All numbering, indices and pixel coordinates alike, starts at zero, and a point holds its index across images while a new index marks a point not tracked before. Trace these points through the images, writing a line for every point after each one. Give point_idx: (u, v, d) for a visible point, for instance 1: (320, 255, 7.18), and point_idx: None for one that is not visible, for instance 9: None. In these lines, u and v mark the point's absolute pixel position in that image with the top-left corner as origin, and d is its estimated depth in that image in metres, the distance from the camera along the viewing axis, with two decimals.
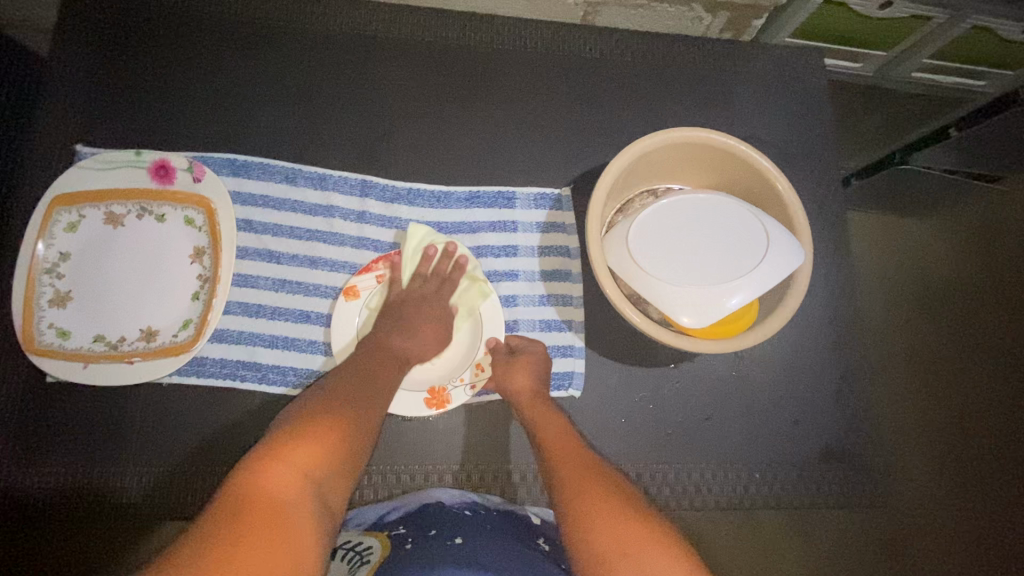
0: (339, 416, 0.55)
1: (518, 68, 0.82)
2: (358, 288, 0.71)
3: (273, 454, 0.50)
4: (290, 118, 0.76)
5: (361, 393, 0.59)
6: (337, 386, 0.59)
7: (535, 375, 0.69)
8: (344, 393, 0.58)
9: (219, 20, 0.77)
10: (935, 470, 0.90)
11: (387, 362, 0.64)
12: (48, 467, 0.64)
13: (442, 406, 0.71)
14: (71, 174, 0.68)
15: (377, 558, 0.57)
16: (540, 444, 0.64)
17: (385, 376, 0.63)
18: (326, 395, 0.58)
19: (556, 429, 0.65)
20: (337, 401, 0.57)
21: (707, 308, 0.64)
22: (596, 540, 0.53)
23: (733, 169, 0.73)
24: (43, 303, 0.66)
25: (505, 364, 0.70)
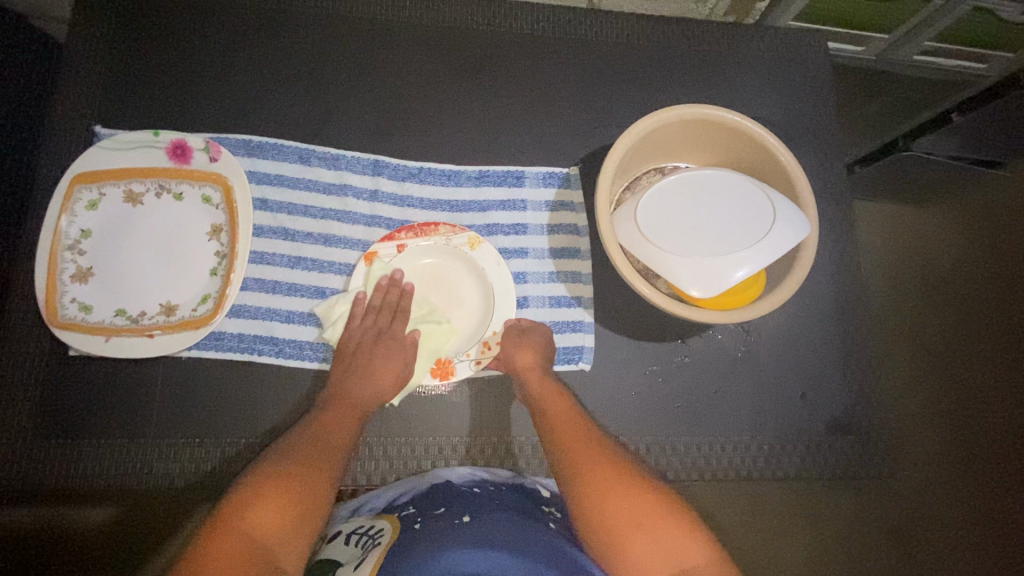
0: (293, 482, 0.56)
1: (525, 50, 0.84)
2: (379, 255, 0.73)
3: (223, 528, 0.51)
4: (303, 101, 0.77)
5: (325, 453, 0.60)
6: (296, 448, 0.60)
7: (540, 355, 0.70)
8: (308, 454, 0.59)
9: (232, 5, 0.79)
10: (939, 447, 0.91)
11: (339, 415, 0.64)
12: (73, 438, 0.66)
13: (445, 378, 0.72)
14: (92, 153, 0.69)
15: (388, 540, 0.58)
16: (539, 417, 0.66)
17: (337, 428, 0.63)
18: (294, 452, 0.59)
19: (562, 405, 0.66)
20: (294, 466, 0.58)
21: (717, 280, 0.65)
22: (609, 515, 0.55)
23: (739, 146, 0.74)
24: (66, 279, 0.67)
25: (514, 340, 0.71)
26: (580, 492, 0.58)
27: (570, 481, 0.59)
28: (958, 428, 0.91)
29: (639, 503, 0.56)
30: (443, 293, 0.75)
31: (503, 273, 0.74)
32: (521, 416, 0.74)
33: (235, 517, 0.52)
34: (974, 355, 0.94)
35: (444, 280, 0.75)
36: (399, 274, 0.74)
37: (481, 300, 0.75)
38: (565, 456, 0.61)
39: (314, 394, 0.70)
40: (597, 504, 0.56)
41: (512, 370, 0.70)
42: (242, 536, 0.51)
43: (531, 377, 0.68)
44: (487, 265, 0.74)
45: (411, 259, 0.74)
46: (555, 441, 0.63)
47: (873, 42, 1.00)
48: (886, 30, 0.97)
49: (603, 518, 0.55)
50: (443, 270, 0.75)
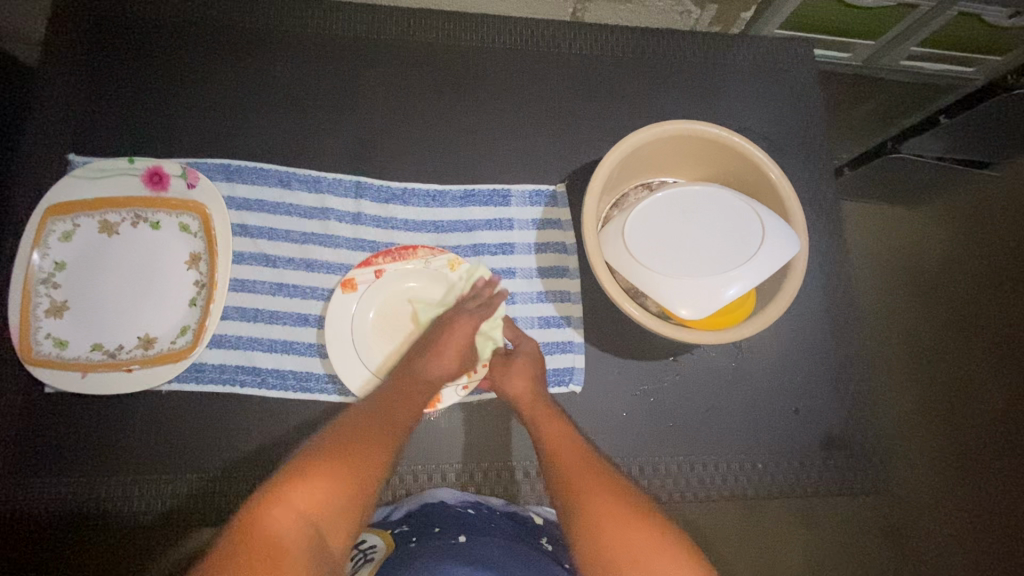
0: (350, 452, 0.54)
1: (508, 66, 0.82)
2: (356, 281, 0.71)
3: (284, 491, 0.49)
4: (284, 123, 0.76)
5: (383, 427, 0.59)
6: (356, 422, 0.59)
7: (530, 376, 0.69)
8: (367, 426, 0.58)
9: (207, 26, 0.77)
10: (936, 456, 0.91)
11: (411, 392, 0.64)
12: (49, 476, 0.64)
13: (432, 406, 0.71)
14: (65, 183, 0.68)
15: (380, 555, 0.57)
16: (538, 440, 0.64)
17: (406, 406, 0.63)
18: (353, 425, 0.58)
19: (557, 429, 0.64)
20: (351, 438, 0.56)
21: (706, 300, 0.64)
22: (606, 541, 0.52)
23: (726, 160, 0.74)
24: (40, 314, 0.65)
25: (503, 365, 0.70)
26: (578, 516, 0.55)
27: (567, 506, 0.57)
28: (952, 435, 0.91)
29: (642, 528, 0.53)
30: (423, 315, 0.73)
31: (489, 296, 0.73)
32: (513, 440, 0.73)
33: (297, 480, 0.51)
34: (968, 359, 0.95)
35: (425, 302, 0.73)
36: (381, 297, 0.72)
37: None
38: (564, 479, 0.59)
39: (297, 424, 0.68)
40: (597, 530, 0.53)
41: (503, 394, 0.69)
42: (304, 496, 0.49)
43: (526, 400, 0.67)
44: (468, 288, 0.74)
45: (389, 284, 0.73)
46: (554, 465, 0.61)
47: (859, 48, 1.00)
48: (873, 35, 0.97)
49: (604, 544, 0.52)
50: (424, 294, 0.74)
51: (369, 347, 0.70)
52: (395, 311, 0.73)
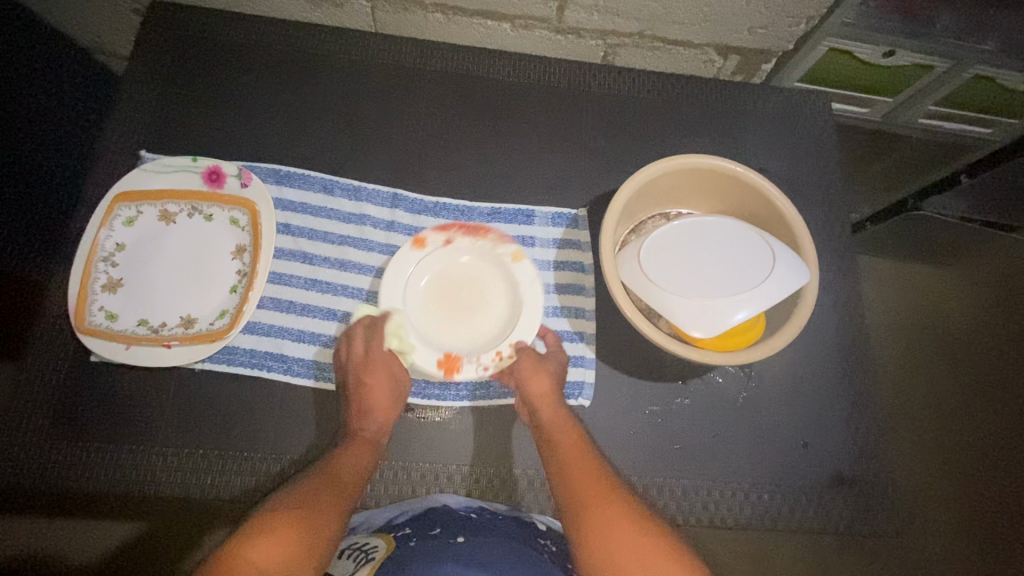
0: (301, 512, 0.56)
1: (541, 99, 0.89)
2: (426, 243, 0.75)
3: (239, 549, 0.51)
4: (334, 136, 0.83)
5: (329, 491, 0.60)
6: (300, 487, 0.60)
7: (553, 378, 0.70)
8: (311, 491, 0.59)
9: (276, 48, 0.86)
10: (934, 494, 1.01)
11: (355, 448, 0.66)
12: (86, 440, 0.68)
13: (449, 374, 0.71)
14: (134, 175, 0.75)
15: (381, 556, 0.60)
16: (547, 446, 0.66)
17: (355, 466, 0.64)
18: (298, 490, 0.59)
19: (570, 440, 0.65)
20: (297, 500, 0.58)
21: (716, 322, 0.67)
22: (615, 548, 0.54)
23: (742, 195, 0.77)
24: (96, 288, 0.71)
25: (533, 364, 0.70)
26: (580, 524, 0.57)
27: (576, 511, 0.58)
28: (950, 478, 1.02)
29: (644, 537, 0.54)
30: (474, 290, 0.75)
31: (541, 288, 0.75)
32: (518, 448, 0.74)
33: (252, 538, 0.52)
34: (971, 413, 1.06)
35: (480, 277, 0.76)
36: (440, 264, 0.75)
37: (509, 312, 0.74)
38: (570, 488, 0.60)
39: (318, 411, 0.72)
40: (601, 537, 0.55)
41: (523, 392, 0.70)
42: (263, 561, 0.50)
43: (543, 404, 0.68)
44: (524, 282, 0.74)
45: (454, 250, 0.76)
46: (565, 473, 0.62)
47: (877, 103, 1.05)
48: (891, 93, 1.02)
49: (610, 555, 0.54)
50: (482, 271, 0.76)
51: (416, 302, 0.73)
52: (448, 286, 0.75)
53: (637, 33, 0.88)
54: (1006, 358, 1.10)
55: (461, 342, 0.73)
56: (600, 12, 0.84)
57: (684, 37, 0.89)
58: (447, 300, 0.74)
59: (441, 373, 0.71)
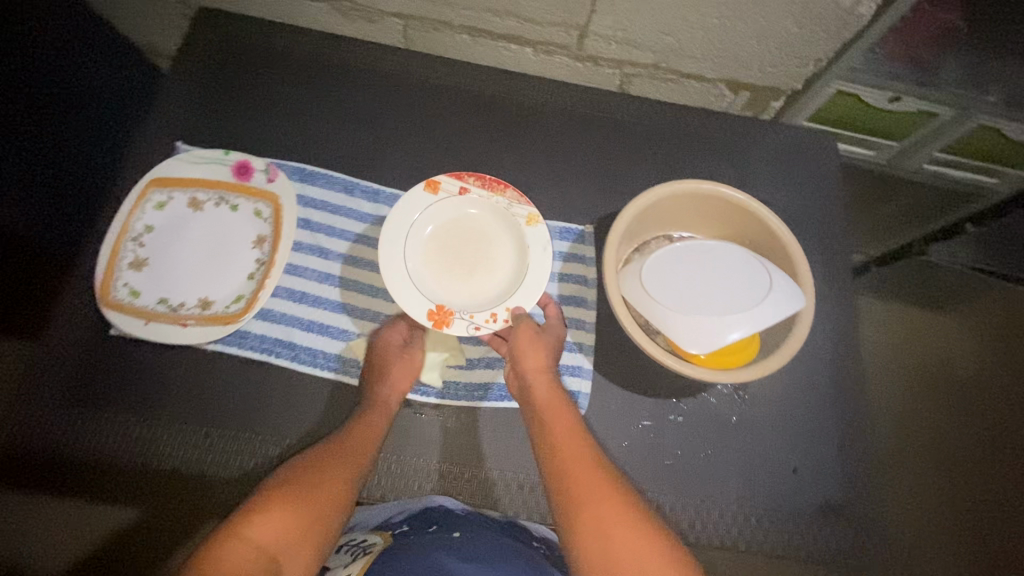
0: (305, 492, 0.59)
1: (557, 120, 0.93)
2: (439, 188, 0.76)
3: (243, 524, 0.54)
4: (357, 141, 0.88)
5: (338, 467, 0.63)
6: (311, 461, 0.63)
7: (547, 355, 0.73)
8: (319, 467, 0.62)
9: (310, 56, 0.91)
10: (930, 538, 0.99)
11: (370, 422, 0.69)
12: (101, 410, 0.72)
13: (437, 326, 0.71)
14: (169, 163, 0.79)
15: (377, 550, 0.63)
16: (536, 419, 0.68)
17: (368, 439, 0.67)
18: (308, 464, 0.62)
19: (564, 421, 0.67)
20: (305, 477, 0.61)
21: (711, 339, 0.69)
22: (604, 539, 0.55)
23: (744, 222, 0.80)
24: (123, 266, 0.75)
25: (531, 336, 0.73)
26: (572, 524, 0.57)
27: (565, 498, 0.60)
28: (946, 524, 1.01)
29: (639, 537, 0.55)
30: (477, 247, 0.77)
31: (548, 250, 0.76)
32: (511, 451, 0.75)
33: (255, 515, 0.55)
34: (971, 461, 1.05)
35: (484, 236, 0.78)
36: (449, 213, 0.77)
37: (510, 277, 0.76)
38: (560, 471, 0.62)
39: (320, 399, 0.75)
40: (593, 536, 0.56)
41: (520, 366, 0.73)
42: (267, 541, 0.54)
43: (538, 379, 0.71)
44: (531, 247, 0.75)
45: (463, 204, 0.77)
46: (556, 457, 0.63)
47: (883, 146, 1.08)
48: (897, 138, 1.05)
49: (598, 545, 0.55)
50: (487, 231, 0.78)
51: (417, 250, 0.74)
52: (452, 238, 0.77)
53: (652, 65, 0.93)
54: (1003, 408, 1.10)
55: (457, 298, 0.74)
56: (617, 42, 0.89)
57: (696, 70, 0.93)
58: (448, 253, 0.76)
59: (431, 324, 0.71)
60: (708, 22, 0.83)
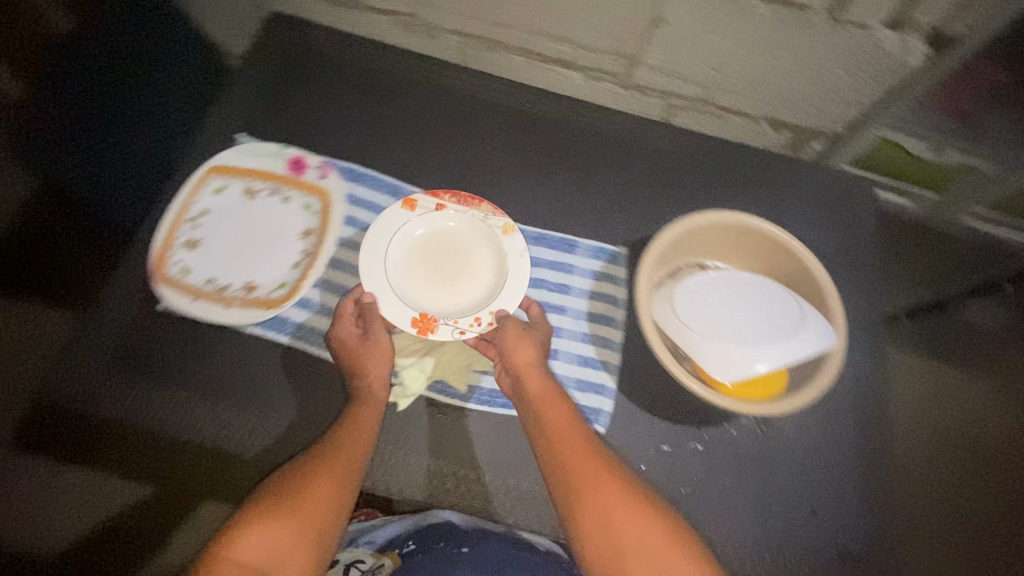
0: (294, 501, 0.59)
1: (599, 143, 0.96)
2: (416, 203, 0.80)
3: (231, 542, 0.54)
4: (406, 148, 0.91)
5: (331, 470, 0.63)
6: (303, 467, 0.63)
7: (536, 348, 0.74)
8: (311, 472, 0.62)
9: (369, 65, 0.96)
10: None
11: (365, 419, 0.69)
12: (141, 379, 0.76)
13: (423, 333, 0.73)
14: (230, 153, 0.84)
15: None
16: (533, 416, 0.69)
17: (364, 439, 0.67)
18: (300, 471, 0.62)
19: (558, 415, 0.68)
20: (297, 486, 0.61)
21: (736, 369, 0.70)
22: (620, 534, 0.58)
23: (780, 258, 0.81)
24: (178, 245, 0.79)
25: (517, 333, 0.74)
26: (573, 506, 0.60)
27: (568, 500, 0.61)
28: None
29: (639, 520, 0.59)
30: (457, 257, 0.80)
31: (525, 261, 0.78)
32: (528, 463, 0.77)
33: (244, 531, 0.56)
34: (1003, 535, 0.97)
35: (463, 247, 0.80)
36: (428, 225, 0.80)
37: (489, 287, 0.79)
38: (563, 467, 0.63)
39: None
40: (592, 514, 0.59)
41: (510, 365, 0.73)
42: (251, 556, 0.54)
43: (529, 373, 0.72)
44: (511, 254, 0.78)
45: (439, 218, 0.80)
46: (557, 461, 0.64)
47: (922, 198, 1.08)
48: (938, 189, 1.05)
49: (614, 546, 0.57)
50: (467, 243, 0.81)
51: (399, 258, 0.77)
52: (432, 247, 0.80)
53: (697, 99, 0.95)
54: None
55: (437, 307, 0.77)
56: (665, 74, 0.92)
57: (740, 107, 0.95)
58: (428, 264, 0.79)
59: (415, 331, 0.73)
60: (755, 61, 0.86)
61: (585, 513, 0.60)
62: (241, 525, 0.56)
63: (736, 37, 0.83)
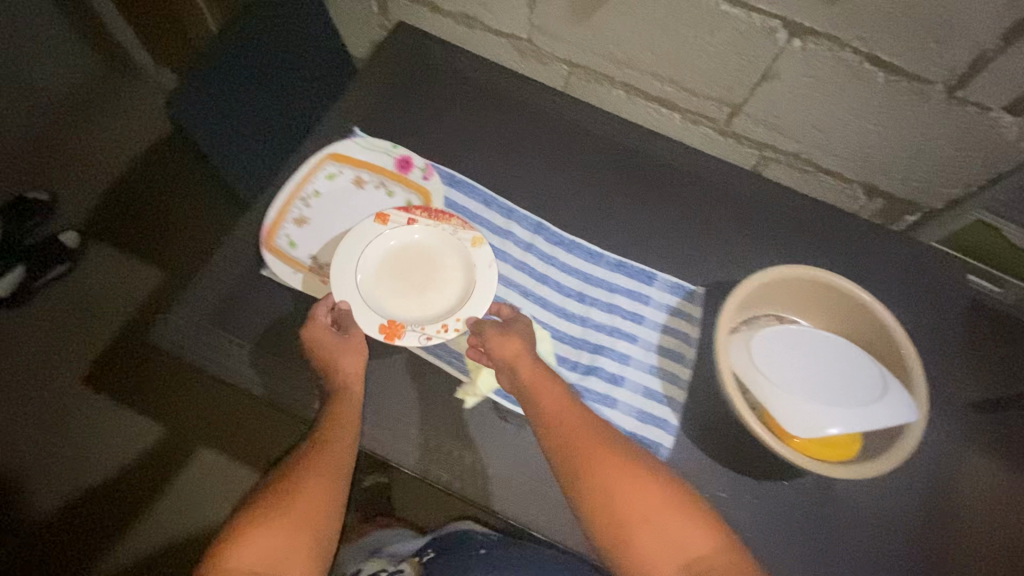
0: (290, 498, 0.65)
1: (689, 183, 0.98)
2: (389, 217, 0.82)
3: (239, 538, 0.62)
4: (504, 163, 0.96)
5: (321, 463, 0.68)
6: (296, 462, 0.68)
7: (523, 346, 0.75)
8: (302, 467, 0.67)
9: (480, 82, 1.02)
10: None
11: (345, 408, 0.72)
12: (236, 336, 0.81)
13: (389, 339, 0.76)
14: (346, 143, 0.90)
15: None
16: (526, 398, 0.73)
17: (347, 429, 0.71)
18: (293, 467, 0.68)
19: (552, 401, 0.72)
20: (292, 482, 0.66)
21: (809, 424, 0.69)
22: (620, 503, 0.66)
23: (862, 323, 0.79)
24: (288, 220, 0.85)
25: (498, 332, 0.76)
26: (579, 481, 0.67)
27: (570, 473, 0.68)
28: None
29: (637, 490, 0.66)
30: (427, 268, 0.82)
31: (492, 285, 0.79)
32: None
33: (249, 528, 0.62)
34: None
35: (432, 259, 0.82)
36: (400, 236, 0.82)
37: (453, 300, 0.80)
38: (565, 447, 0.69)
39: None
40: (597, 489, 0.66)
41: (498, 357, 0.75)
42: (258, 552, 0.61)
43: (522, 362, 0.74)
44: (479, 267, 0.80)
45: (409, 231, 0.82)
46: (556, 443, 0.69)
47: None
48: None
49: (613, 509, 0.66)
50: (435, 253, 0.82)
51: (370, 266, 0.80)
52: (403, 257, 0.81)
53: (793, 155, 0.96)
54: None
55: (408, 314, 0.80)
56: (766, 127, 0.93)
57: (836, 169, 0.96)
58: (397, 271, 0.81)
59: (382, 337, 0.77)
60: (861, 126, 0.87)
61: (600, 500, 0.66)
62: (245, 522, 0.63)
63: (849, 99, 0.84)
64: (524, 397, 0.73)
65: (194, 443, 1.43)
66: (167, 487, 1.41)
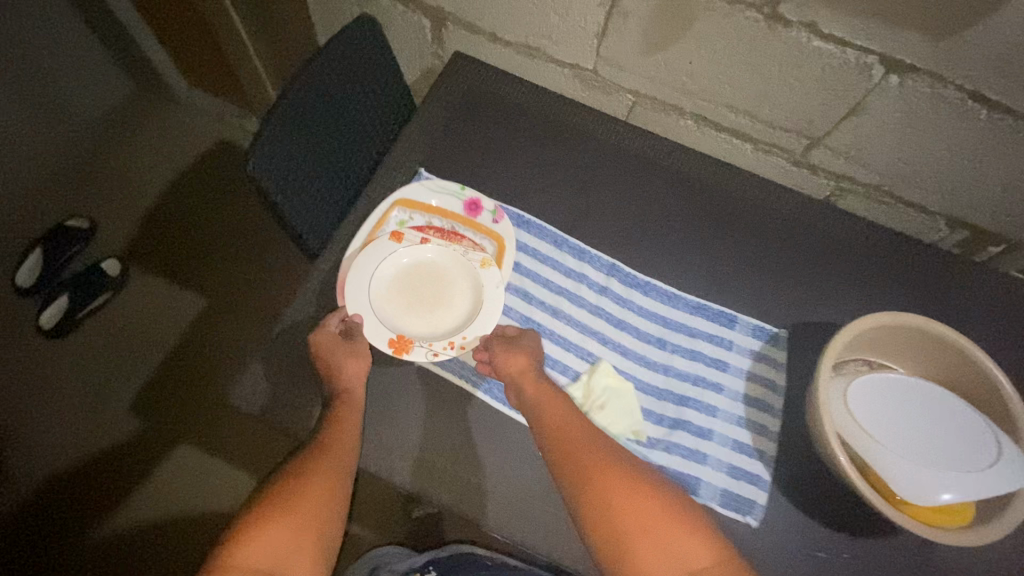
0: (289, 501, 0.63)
1: (762, 215, 0.94)
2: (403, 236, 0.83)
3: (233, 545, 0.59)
4: (571, 199, 0.93)
5: (320, 466, 0.66)
6: (292, 467, 0.67)
7: (528, 361, 0.77)
8: (298, 471, 0.66)
9: (542, 113, 0.99)
10: None
11: (345, 414, 0.71)
12: (309, 391, 0.78)
13: (398, 353, 0.77)
14: (413, 186, 0.87)
15: None
16: (534, 414, 0.73)
17: (347, 434, 0.70)
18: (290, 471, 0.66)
19: (556, 413, 0.73)
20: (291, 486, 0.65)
21: (923, 487, 0.66)
22: (625, 510, 0.64)
23: (962, 371, 0.75)
24: None
25: (504, 348, 0.77)
26: (586, 487, 0.66)
27: (574, 481, 0.67)
28: None
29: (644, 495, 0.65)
30: (438, 285, 0.81)
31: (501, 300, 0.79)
32: None
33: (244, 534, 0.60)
34: None
35: (444, 277, 0.82)
36: (414, 256, 0.82)
37: (462, 316, 0.80)
38: (570, 455, 0.68)
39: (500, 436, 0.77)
40: (598, 497, 0.65)
41: (503, 372, 0.76)
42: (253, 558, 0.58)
43: (524, 378, 0.75)
44: (488, 286, 0.80)
45: (422, 250, 0.82)
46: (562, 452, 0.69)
47: None
48: None
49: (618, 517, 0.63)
50: (447, 273, 0.82)
51: (383, 284, 0.80)
52: (416, 275, 0.81)
53: (873, 185, 0.92)
54: None
55: (417, 329, 0.79)
56: (846, 158, 0.89)
57: (918, 200, 0.91)
58: (407, 290, 0.81)
59: (391, 351, 0.77)
60: (952, 158, 0.83)
61: (598, 504, 0.64)
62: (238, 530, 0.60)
63: (943, 133, 0.80)
64: (529, 411, 0.74)
65: (175, 437, 1.43)
66: (153, 488, 1.40)
